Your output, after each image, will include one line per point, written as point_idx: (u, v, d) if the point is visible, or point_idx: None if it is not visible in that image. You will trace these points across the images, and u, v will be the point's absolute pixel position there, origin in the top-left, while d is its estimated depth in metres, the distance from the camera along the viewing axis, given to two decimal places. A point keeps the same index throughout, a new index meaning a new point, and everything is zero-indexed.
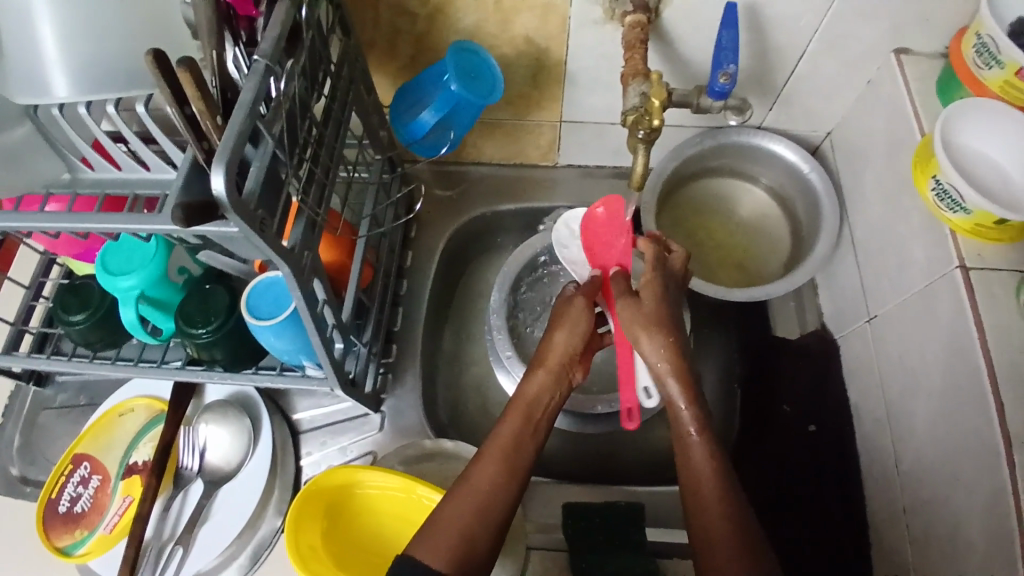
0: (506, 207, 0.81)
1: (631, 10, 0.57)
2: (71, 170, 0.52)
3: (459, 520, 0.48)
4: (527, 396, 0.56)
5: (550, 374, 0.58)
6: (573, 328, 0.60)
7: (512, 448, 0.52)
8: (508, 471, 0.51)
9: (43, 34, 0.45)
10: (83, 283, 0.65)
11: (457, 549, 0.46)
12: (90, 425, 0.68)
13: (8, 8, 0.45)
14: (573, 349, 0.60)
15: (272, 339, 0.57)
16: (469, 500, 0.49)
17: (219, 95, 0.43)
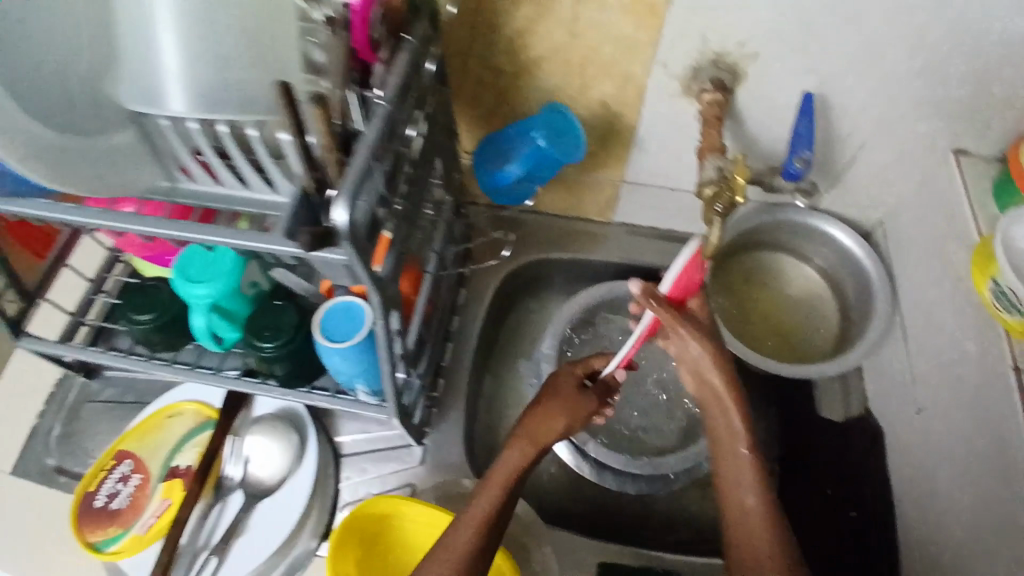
0: (557, 256, 0.83)
1: (709, 88, 0.61)
2: (170, 179, 0.52)
3: None
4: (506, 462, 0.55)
5: (525, 451, 0.56)
6: (560, 409, 0.58)
7: (482, 526, 0.52)
8: (484, 540, 0.52)
9: (168, 47, 0.47)
10: (153, 285, 0.67)
11: None
12: (138, 423, 0.69)
13: (138, 22, 0.47)
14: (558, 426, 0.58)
15: (338, 360, 0.59)
16: (445, 556, 0.50)
17: (341, 129, 0.44)
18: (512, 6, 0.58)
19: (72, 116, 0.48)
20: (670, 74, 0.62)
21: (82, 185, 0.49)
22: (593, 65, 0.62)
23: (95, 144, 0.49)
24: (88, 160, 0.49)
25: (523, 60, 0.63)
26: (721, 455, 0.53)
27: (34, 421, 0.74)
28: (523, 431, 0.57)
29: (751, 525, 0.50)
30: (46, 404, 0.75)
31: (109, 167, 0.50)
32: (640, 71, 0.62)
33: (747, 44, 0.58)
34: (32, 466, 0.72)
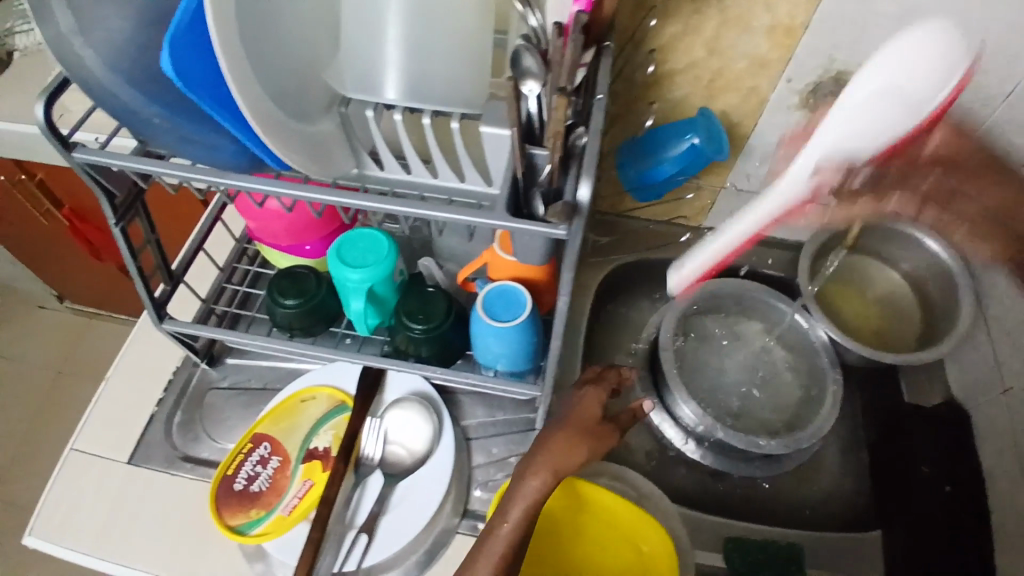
0: (654, 256, 0.88)
1: (830, 102, 0.68)
2: (359, 166, 0.58)
3: None
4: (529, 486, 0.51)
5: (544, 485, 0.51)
6: (583, 434, 0.54)
7: (506, 559, 0.50)
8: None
9: (392, 38, 0.51)
10: (303, 272, 0.70)
11: None
12: (273, 407, 0.71)
13: (365, 13, 0.52)
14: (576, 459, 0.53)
15: (493, 340, 0.63)
16: None
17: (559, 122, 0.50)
18: (663, 23, 0.64)
19: (297, 95, 0.50)
20: (792, 89, 0.69)
21: (300, 158, 0.50)
22: (724, 79, 0.69)
23: (310, 125, 0.52)
24: (305, 139, 0.51)
25: (657, 72, 0.70)
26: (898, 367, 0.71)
27: (154, 407, 0.74)
28: (540, 460, 0.52)
29: None
30: (166, 391, 0.75)
31: (317, 149, 0.53)
32: (765, 85, 0.69)
33: None
34: (153, 451, 0.72)
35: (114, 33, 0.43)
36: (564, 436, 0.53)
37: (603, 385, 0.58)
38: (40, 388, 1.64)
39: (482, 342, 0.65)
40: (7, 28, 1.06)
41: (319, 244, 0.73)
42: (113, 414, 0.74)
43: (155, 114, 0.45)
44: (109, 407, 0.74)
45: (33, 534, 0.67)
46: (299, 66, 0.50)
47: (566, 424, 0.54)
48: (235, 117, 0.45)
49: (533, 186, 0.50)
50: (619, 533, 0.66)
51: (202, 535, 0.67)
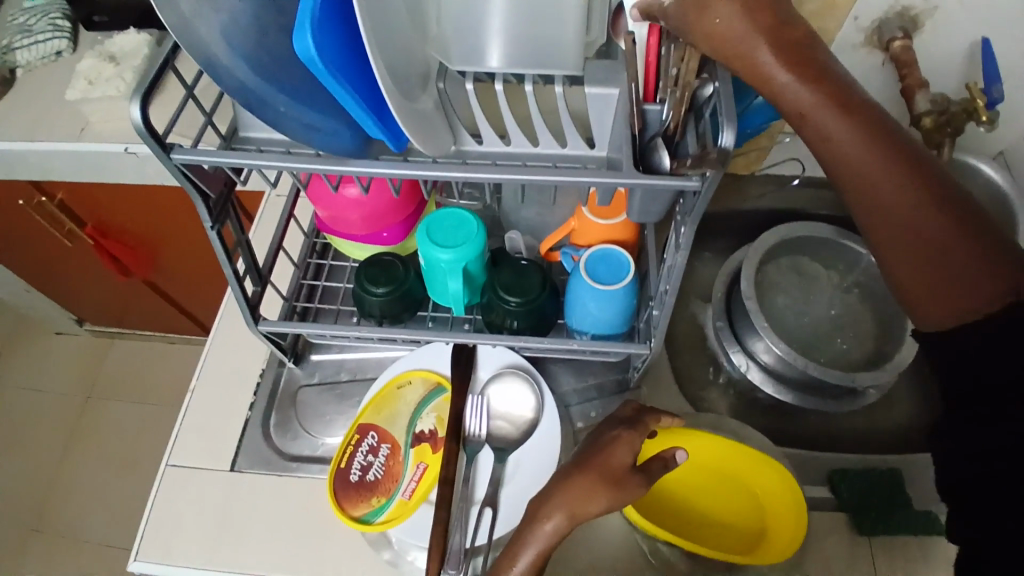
0: (712, 210, 0.89)
1: (897, 36, 0.69)
2: (456, 143, 0.55)
3: None
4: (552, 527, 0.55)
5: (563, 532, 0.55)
6: (600, 486, 0.56)
7: None
8: None
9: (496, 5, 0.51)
10: (389, 260, 0.69)
11: None
12: (372, 397, 0.71)
13: None
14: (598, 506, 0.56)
15: (593, 304, 0.63)
16: None
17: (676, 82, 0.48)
18: None
19: (408, 72, 0.49)
20: (857, 27, 0.70)
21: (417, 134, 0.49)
22: None
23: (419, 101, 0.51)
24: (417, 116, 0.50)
25: None
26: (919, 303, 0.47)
27: (246, 411, 0.74)
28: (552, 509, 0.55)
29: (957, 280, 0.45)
30: (256, 394, 0.75)
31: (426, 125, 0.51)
32: (829, 25, 0.70)
33: None
34: (254, 454, 0.71)
35: (238, 15, 0.44)
36: (590, 484, 0.56)
37: (636, 437, 0.59)
38: (68, 413, 1.61)
39: (582, 308, 0.64)
40: (8, 43, 1.01)
41: (396, 229, 0.72)
42: (207, 423, 0.73)
43: (280, 102, 0.46)
44: (200, 416, 0.74)
45: (136, 559, 0.66)
46: (411, 41, 0.49)
47: (587, 471, 0.57)
48: (356, 99, 0.45)
49: (655, 143, 0.50)
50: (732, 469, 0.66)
51: (319, 532, 0.67)
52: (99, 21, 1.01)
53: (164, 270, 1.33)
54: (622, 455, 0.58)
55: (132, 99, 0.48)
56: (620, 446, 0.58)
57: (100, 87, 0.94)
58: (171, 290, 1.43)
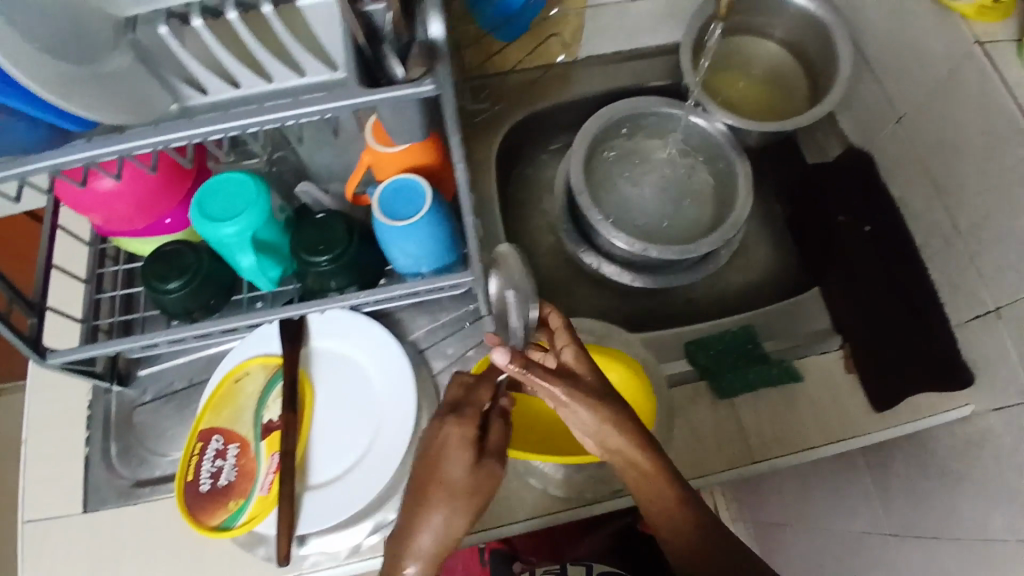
0: (543, 107, 0.83)
1: None
2: (179, 100, 0.48)
3: None
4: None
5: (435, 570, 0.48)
6: (464, 452, 0.48)
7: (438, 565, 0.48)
8: None
9: None
10: (174, 247, 0.61)
11: None
12: (207, 399, 0.64)
13: None
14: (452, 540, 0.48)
15: (405, 243, 0.58)
16: None
17: None
18: None
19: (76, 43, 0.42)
20: None
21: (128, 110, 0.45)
22: None
23: (95, 69, 0.43)
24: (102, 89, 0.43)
25: None
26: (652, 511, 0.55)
27: (84, 449, 0.67)
28: (431, 496, 0.47)
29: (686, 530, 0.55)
30: (89, 429, 0.68)
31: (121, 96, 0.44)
32: None
33: None
34: (104, 492, 0.65)
35: None
36: (419, 526, 0.47)
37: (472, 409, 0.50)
38: None
39: (397, 250, 0.60)
40: None
41: (179, 211, 0.63)
42: (40, 476, 0.66)
43: None
44: (31, 469, 0.66)
45: None
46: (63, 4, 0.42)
47: (443, 464, 0.48)
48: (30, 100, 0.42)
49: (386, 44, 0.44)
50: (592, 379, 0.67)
51: (191, 551, 0.63)
52: None
53: None
54: (458, 445, 0.48)
55: None
56: (466, 447, 0.48)
57: None
58: None
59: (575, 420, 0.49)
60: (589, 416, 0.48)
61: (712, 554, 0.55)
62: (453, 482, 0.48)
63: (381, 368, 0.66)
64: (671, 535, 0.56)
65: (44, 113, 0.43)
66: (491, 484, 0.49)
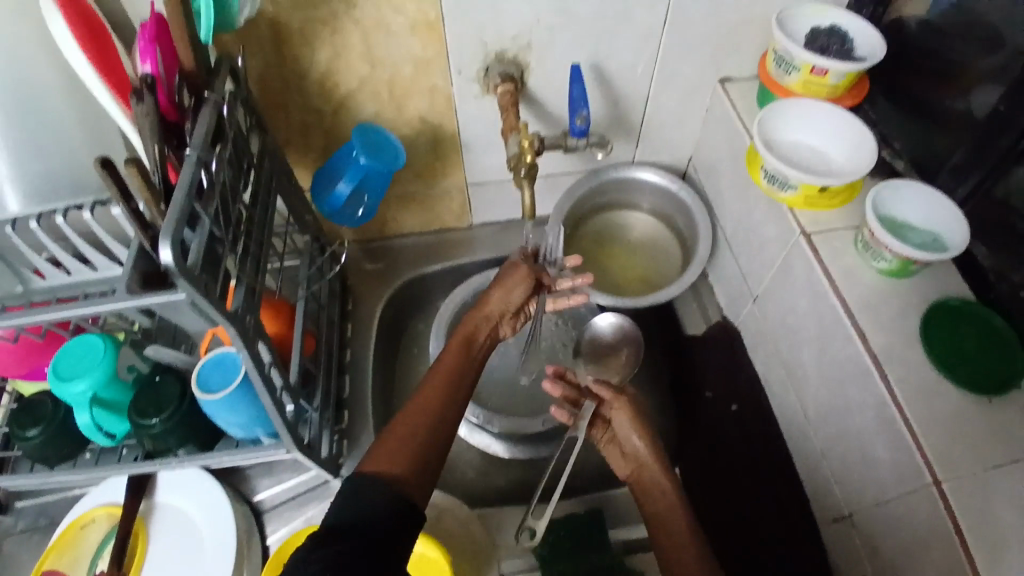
0: (432, 268, 0.90)
1: (501, 81, 0.70)
2: (24, 283, 0.58)
3: (407, 444, 0.53)
4: (401, 426, 0.55)
5: (416, 420, 0.56)
6: (510, 288, 0.68)
7: (429, 427, 0.56)
8: (418, 454, 0.53)
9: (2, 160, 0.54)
10: (38, 398, 0.68)
11: (410, 462, 0.52)
12: (54, 540, 0.68)
13: None
14: (441, 415, 0.57)
15: (227, 413, 0.62)
16: (402, 439, 0.53)
17: (163, 185, 0.49)
18: (310, 49, 0.65)
19: None
20: (467, 78, 0.71)
21: None
22: (400, 86, 0.71)
23: None
24: None
25: (337, 96, 0.71)
26: (647, 492, 0.62)
27: None
28: (484, 305, 0.67)
29: (664, 487, 0.61)
30: None
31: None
32: (441, 82, 0.71)
33: (519, 35, 0.68)
34: None
35: None
36: (447, 354, 0.63)
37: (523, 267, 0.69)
38: None
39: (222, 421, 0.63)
40: None
41: None
42: None
43: None
44: None
45: None
46: None
47: (505, 276, 0.68)
48: None
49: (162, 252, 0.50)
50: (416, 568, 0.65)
51: None
52: None
53: None
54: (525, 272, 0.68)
55: None
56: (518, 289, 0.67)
57: None
58: None
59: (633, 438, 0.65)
60: (642, 446, 0.64)
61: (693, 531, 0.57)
62: (475, 341, 0.65)
63: (207, 526, 0.68)
64: (664, 526, 0.59)
65: None
66: (524, 283, 0.68)
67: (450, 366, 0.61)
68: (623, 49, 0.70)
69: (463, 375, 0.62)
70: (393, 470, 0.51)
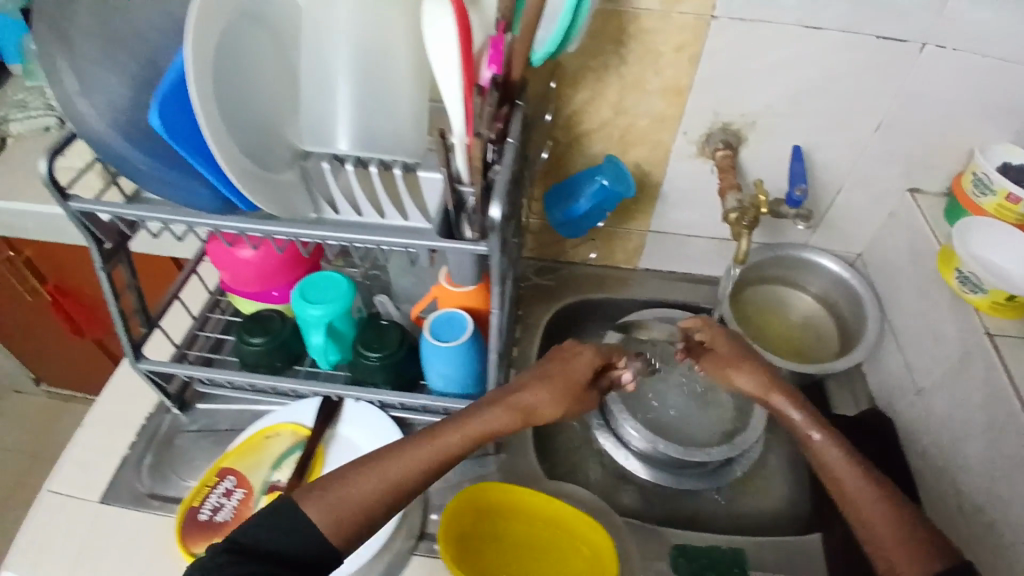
0: (596, 295, 0.97)
1: (720, 147, 0.79)
2: (316, 211, 0.65)
3: (365, 496, 0.54)
4: (385, 467, 0.55)
5: (379, 481, 0.55)
6: (558, 388, 0.62)
7: (396, 485, 0.55)
8: (372, 505, 0.54)
9: (344, 100, 0.61)
10: (266, 314, 0.77)
11: (348, 518, 0.53)
12: (239, 444, 0.75)
13: (319, 74, 0.61)
14: (412, 485, 0.56)
15: (443, 362, 0.70)
16: (348, 495, 0.53)
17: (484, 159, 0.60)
18: (574, 87, 0.76)
19: (260, 148, 0.59)
20: (690, 140, 0.80)
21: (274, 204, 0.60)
22: (632, 134, 0.80)
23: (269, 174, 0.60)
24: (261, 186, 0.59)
25: (576, 130, 0.81)
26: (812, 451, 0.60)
27: (126, 450, 0.79)
28: (504, 402, 0.60)
29: (842, 467, 0.57)
30: (139, 434, 0.80)
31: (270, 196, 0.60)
32: (667, 138, 0.81)
33: (749, 114, 0.77)
34: (123, 491, 0.76)
35: (114, 98, 0.52)
36: (448, 433, 0.58)
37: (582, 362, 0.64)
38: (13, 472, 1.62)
39: (432, 369, 0.71)
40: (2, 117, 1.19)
41: (285, 289, 0.80)
42: (84, 459, 0.78)
43: (140, 161, 0.54)
44: (85, 455, 0.78)
45: None
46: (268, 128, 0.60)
47: (544, 372, 0.63)
48: (204, 163, 0.54)
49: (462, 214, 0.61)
50: (571, 539, 0.68)
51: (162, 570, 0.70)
52: None
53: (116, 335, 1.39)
54: (590, 364, 0.64)
55: (42, 155, 0.60)
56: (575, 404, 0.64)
57: None
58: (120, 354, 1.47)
59: (743, 376, 0.66)
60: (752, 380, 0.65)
61: (905, 515, 0.53)
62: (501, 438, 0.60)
63: None
64: (837, 478, 0.57)
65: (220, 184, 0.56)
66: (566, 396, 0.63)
67: (457, 444, 0.57)
68: (834, 148, 0.79)
69: (458, 456, 0.58)
70: (318, 523, 0.52)
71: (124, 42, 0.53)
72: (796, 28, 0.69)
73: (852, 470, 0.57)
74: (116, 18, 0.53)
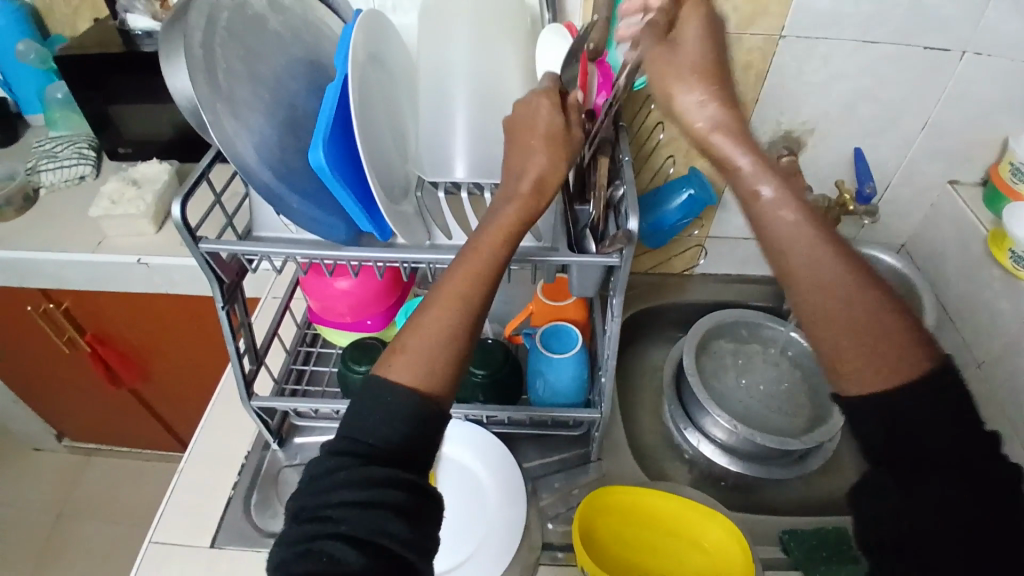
0: (661, 302, 1.01)
1: (784, 154, 0.86)
2: (430, 239, 0.65)
3: (431, 335, 0.49)
4: (432, 304, 0.51)
5: (440, 334, 0.49)
6: (542, 156, 0.55)
7: (447, 317, 0.50)
8: (464, 326, 0.50)
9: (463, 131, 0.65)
10: (370, 342, 0.80)
11: (431, 362, 0.49)
12: None
13: (437, 110, 0.66)
14: (471, 305, 0.51)
15: (554, 372, 0.73)
16: (430, 330, 0.50)
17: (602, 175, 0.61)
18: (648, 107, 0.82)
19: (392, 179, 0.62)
20: (752, 149, 0.87)
21: (409, 234, 0.62)
22: (699, 147, 0.86)
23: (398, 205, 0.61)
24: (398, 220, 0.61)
25: (646, 147, 0.86)
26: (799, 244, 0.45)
27: (229, 490, 0.78)
28: (514, 194, 0.54)
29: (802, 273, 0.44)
30: (240, 473, 0.79)
31: (401, 226, 0.61)
32: None
33: (808, 122, 0.84)
34: (232, 531, 0.74)
35: (262, 137, 0.55)
36: (455, 264, 0.52)
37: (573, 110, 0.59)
38: (33, 535, 1.53)
39: (541, 380, 0.74)
40: (36, 167, 1.16)
41: (379, 317, 0.81)
42: (186, 502, 0.77)
43: (293, 200, 0.56)
44: (187, 498, 0.77)
45: None
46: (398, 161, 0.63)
47: (520, 152, 0.56)
48: (350, 197, 0.56)
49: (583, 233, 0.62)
50: (691, 539, 0.70)
51: None
52: (124, 152, 1.16)
53: (152, 380, 1.36)
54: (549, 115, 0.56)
55: (174, 198, 0.58)
56: (549, 163, 0.54)
57: (122, 206, 1.05)
58: (153, 400, 1.43)
59: (701, 113, 0.48)
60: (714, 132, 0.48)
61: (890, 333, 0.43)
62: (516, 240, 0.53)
63: (495, 477, 0.75)
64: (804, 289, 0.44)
65: (360, 216, 0.58)
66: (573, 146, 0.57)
67: (483, 256, 0.51)
68: (883, 148, 0.86)
69: (497, 271, 0.52)
70: (402, 381, 0.48)
71: (268, 88, 0.57)
72: (852, 43, 0.76)
73: (807, 257, 0.44)
74: (259, 66, 0.57)
